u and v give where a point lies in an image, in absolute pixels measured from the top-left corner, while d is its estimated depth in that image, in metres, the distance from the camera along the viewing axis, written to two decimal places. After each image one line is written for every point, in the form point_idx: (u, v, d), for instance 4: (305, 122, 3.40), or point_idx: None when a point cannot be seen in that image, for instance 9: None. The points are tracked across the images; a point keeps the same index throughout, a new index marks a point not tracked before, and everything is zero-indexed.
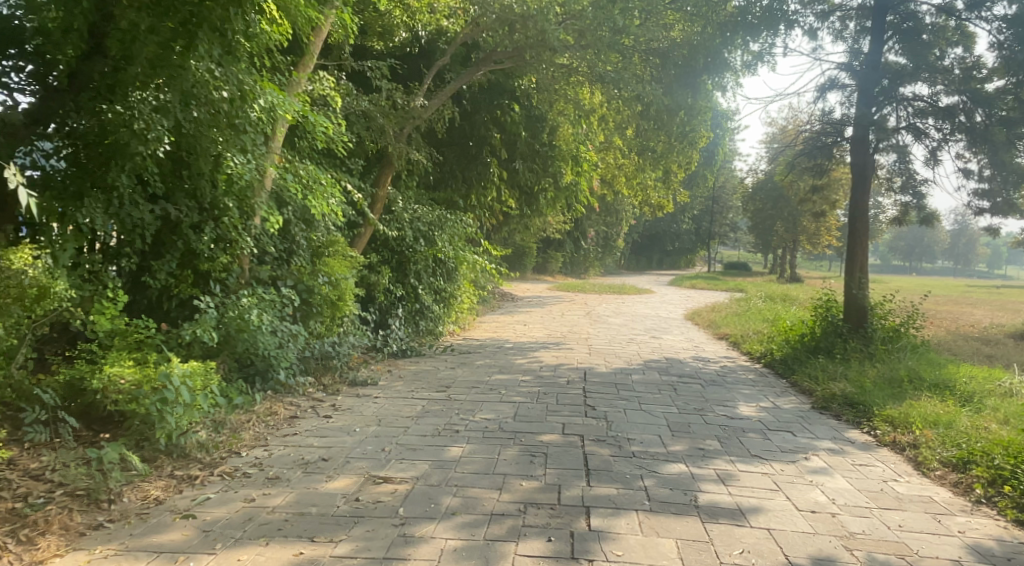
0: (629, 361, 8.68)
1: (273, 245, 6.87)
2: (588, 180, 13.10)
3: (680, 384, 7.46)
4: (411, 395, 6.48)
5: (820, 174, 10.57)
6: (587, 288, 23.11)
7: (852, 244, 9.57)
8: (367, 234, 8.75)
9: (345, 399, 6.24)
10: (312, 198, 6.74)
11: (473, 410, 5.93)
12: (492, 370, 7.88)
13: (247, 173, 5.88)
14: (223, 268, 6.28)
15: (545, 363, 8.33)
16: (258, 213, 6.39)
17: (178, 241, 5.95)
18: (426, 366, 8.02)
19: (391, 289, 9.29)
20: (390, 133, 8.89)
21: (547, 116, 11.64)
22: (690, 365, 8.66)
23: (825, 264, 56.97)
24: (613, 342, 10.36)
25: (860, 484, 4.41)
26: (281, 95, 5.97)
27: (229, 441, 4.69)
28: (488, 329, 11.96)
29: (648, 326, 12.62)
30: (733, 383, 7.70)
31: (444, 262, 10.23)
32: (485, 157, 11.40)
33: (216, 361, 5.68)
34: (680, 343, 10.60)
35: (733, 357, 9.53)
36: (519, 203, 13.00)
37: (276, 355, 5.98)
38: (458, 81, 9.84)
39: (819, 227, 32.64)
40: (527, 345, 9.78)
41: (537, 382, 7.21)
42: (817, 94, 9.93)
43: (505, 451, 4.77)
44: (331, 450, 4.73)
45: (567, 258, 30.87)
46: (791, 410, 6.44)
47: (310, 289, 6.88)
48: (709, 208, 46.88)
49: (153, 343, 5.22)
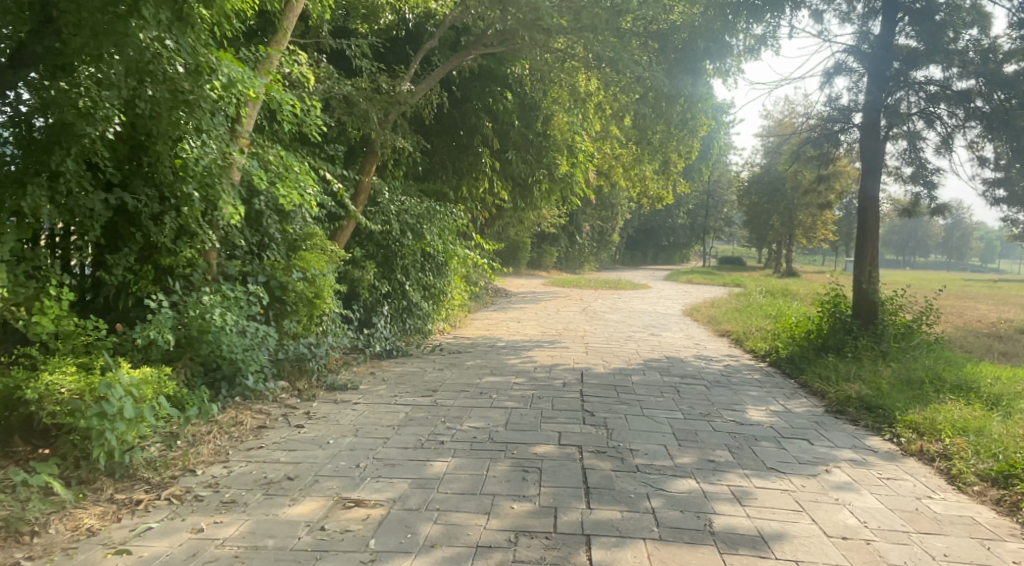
0: (628, 360, 8.20)
1: (242, 237, 6.35)
2: (583, 171, 12.58)
3: (683, 385, 6.98)
4: (393, 401, 5.97)
5: (826, 163, 10.12)
6: (582, 283, 22.60)
7: (862, 236, 9.05)
8: (350, 227, 8.19)
9: (321, 406, 5.73)
10: (281, 185, 6.19)
11: (460, 417, 5.43)
12: (483, 371, 7.37)
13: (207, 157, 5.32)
14: (187, 263, 5.79)
15: (539, 363, 7.84)
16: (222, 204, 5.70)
17: (135, 233, 5.43)
18: (413, 367, 7.52)
19: (377, 285, 8.76)
20: (374, 120, 8.34)
21: (541, 104, 11.24)
22: (692, 365, 8.18)
23: (820, 258, 56.67)
24: (611, 340, 9.87)
25: (891, 502, 3.94)
26: (240, 68, 5.34)
27: (182, 458, 4.18)
28: (480, 326, 11.45)
29: (646, 323, 12.13)
30: (739, 384, 7.22)
31: (433, 257, 9.71)
32: (477, 147, 10.80)
33: (176, 365, 5.17)
34: (680, 340, 10.12)
35: (736, 356, 9.05)
36: (513, 195, 12.42)
37: (244, 358, 5.44)
38: (447, 65, 9.28)
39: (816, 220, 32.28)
40: (521, 344, 9.28)
41: (530, 385, 6.71)
42: (823, 79, 9.43)
43: (494, 465, 4.28)
44: (299, 466, 4.23)
45: (562, 253, 30.34)
46: (805, 414, 5.97)
47: (283, 286, 6.34)
48: (704, 202, 46.41)
49: (103, 346, 4.71)
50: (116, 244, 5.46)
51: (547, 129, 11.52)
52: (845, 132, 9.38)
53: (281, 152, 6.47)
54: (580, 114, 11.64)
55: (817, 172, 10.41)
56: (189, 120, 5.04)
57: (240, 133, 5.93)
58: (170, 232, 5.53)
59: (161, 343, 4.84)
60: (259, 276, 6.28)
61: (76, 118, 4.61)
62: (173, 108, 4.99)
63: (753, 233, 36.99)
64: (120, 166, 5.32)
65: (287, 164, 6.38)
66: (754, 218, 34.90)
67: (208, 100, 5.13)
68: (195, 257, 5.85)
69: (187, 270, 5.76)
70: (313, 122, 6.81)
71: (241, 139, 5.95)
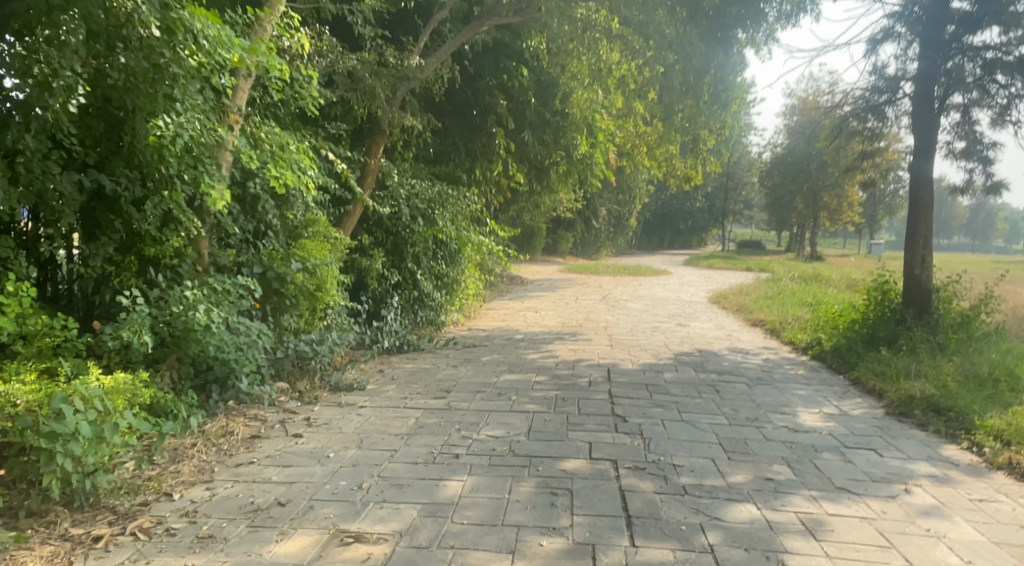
0: (658, 355, 7.55)
1: (235, 223, 5.76)
2: (604, 152, 11.88)
3: (721, 383, 6.33)
4: (404, 404, 5.39)
5: (870, 139, 9.37)
6: (599, 270, 21.81)
7: (913, 219, 8.27)
8: (357, 214, 7.56)
9: (323, 411, 5.16)
10: (273, 166, 5.58)
11: (477, 424, 4.83)
12: (501, 368, 6.77)
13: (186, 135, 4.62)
14: (174, 252, 5.21)
15: (562, 359, 7.22)
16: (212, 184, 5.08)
17: (115, 220, 4.86)
18: (425, 364, 6.93)
19: (386, 275, 8.18)
20: (381, 96, 7.73)
21: (559, 80, 10.50)
22: (729, 360, 7.51)
23: (842, 241, 55.34)
24: (636, 331, 9.24)
25: (993, 533, 3.30)
26: (215, 24, 4.56)
27: (158, 479, 3.62)
28: (496, 316, 10.84)
29: (672, 312, 11.46)
30: (783, 382, 6.55)
31: (445, 244, 9.13)
32: (491, 127, 10.09)
33: (160, 368, 4.60)
34: (711, 332, 9.44)
35: (774, 349, 8.37)
36: (529, 178, 11.72)
37: (237, 358, 4.84)
38: (460, 37, 8.60)
39: (841, 201, 31.22)
40: (541, 336, 8.67)
41: (553, 384, 6.09)
42: (869, 46, 8.67)
43: (518, 487, 3.68)
44: (292, 488, 3.64)
45: (579, 238, 29.66)
46: (864, 418, 5.32)
47: (281, 278, 5.65)
48: (723, 185, 45.26)
49: (73, 349, 4.16)
50: (94, 233, 4.89)
51: (566, 106, 10.73)
52: (892, 103, 8.78)
53: (275, 128, 5.87)
54: (601, 91, 10.98)
55: (859, 148, 9.66)
56: (167, 90, 4.43)
57: (230, 107, 5.31)
58: (154, 218, 4.94)
59: (137, 345, 4.21)
60: (256, 265, 5.66)
61: (34, 88, 4.05)
62: (150, 77, 4.40)
63: (774, 216, 36.01)
64: (97, 145, 4.75)
65: (285, 142, 5.77)
66: (776, 201, 33.87)
67: (188, 68, 4.53)
68: (183, 247, 5.26)
69: (174, 260, 5.18)
70: (310, 95, 6.18)
71: (230, 114, 5.34)
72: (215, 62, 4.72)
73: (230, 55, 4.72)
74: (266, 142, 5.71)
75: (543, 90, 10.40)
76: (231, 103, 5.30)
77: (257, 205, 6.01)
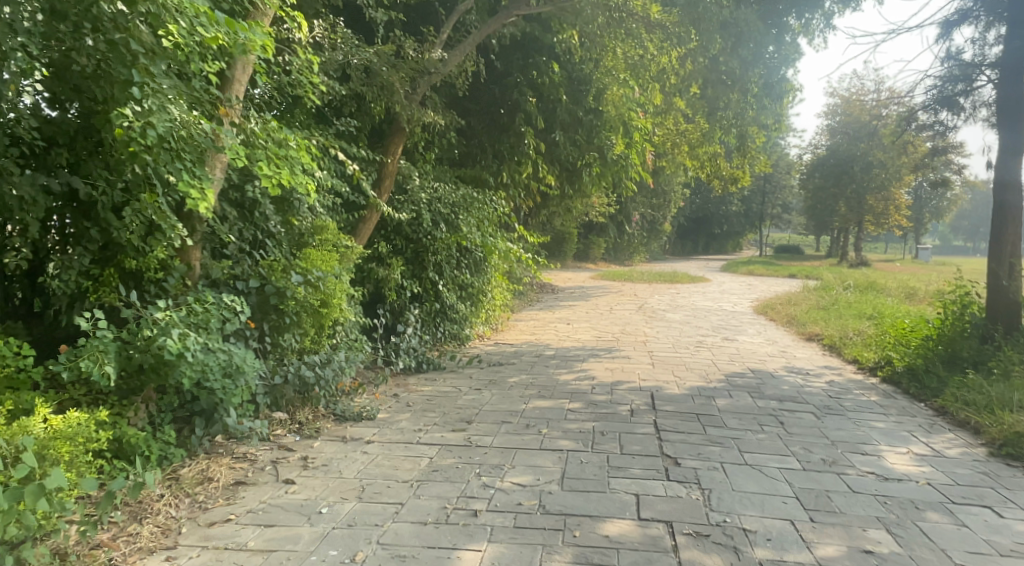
0: (706, 377, 6.73)
1: (231, 230, 5.12)
2: (641, 153, 11.03)
3: (785, 414, 5.49)
4: (418, 438, 4.68)
5: (945, 134, 8.34)
6: (634, 276, 20.91)
7: (999, 224, 7.24)
8: (374, 220, 6.90)
9: (325, 446, 4.49)
10: (267, 164, 4.83)
11: (501, 467, 4.09)
12: (529, 392, 6.03)
13: (160, 125, 3.82)
14: (159, 264, 4.54)
15: (599, 381, 6.44)
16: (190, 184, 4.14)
17: (90, 228, 4.22)
18: (445, 386, 6.22)
19: (405, 286, 7.51)
20: (399, 91, 7.07)
21: (592, 77, 9.70)
22: (788, 384, 6.65)
23: (885, 245, 53.37)
24: (679, 346, 8.42)
25: None
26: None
27: (107, 549, 2.96)
28: (526, 329, 10.09)
29: (716, 324, 10.61)
30: (856, 413, 5.67)
31: (470, 251, 8.47)
32: (520, 126, 9.34)
33: (135, 403, 3.94)
34: (762, 348, 8.56)
35: (837, 369, 7.47)
36: (560, 181, 10.90)
37: (223, 388, 4.14)
38: (487, 28, 7.89)
39: (888, 204, 29.75)
40: (574, 353, 7.90)
41: (590, 413, 5.31)
42: (942, 29, 7.74)
43: (549, 561, 2.94)
44: (270, 560, 2.95)
45: (610, 243, 28.75)
46: (965, 462, 4.46)
47: (281, 293, 4.96)
48: (760, 188, 43.82)
49: (30, 381, 3.49)
50: (67, 242, 4.28)
51: (599, 104, 9.94)
52: (968, 94, 7.89)
53: (274, 123, 5.21)
54: (637, 87, 10.19)
55: (927, 146, 8.62)
56: (137, 73, 3.75)
57: (220, 98, 4.63)
58: (137, 225, 4.25)
59: (99, 379, 3.51)
60: (252, 278, 4.97)
61: None
62: (120, 57, 3.77)
63: (815, 220, 34.60)
64: (71, 144, 4.15)
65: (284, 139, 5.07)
66: (817, 204, 32.49)
67: (154, 46, 3.83)
68: (171, 259, 4.60)
69: (160, 274, 4.50)
70: (312, 86, 5.52)
71: (229, 112, 4.78)
72: (194, 43, 4.03)
73: (212, 33, 3.97)
74: (262, 138, 4.99)
75: (576, 87, 9.64)
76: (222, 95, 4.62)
77: (257, 211, 5.36)
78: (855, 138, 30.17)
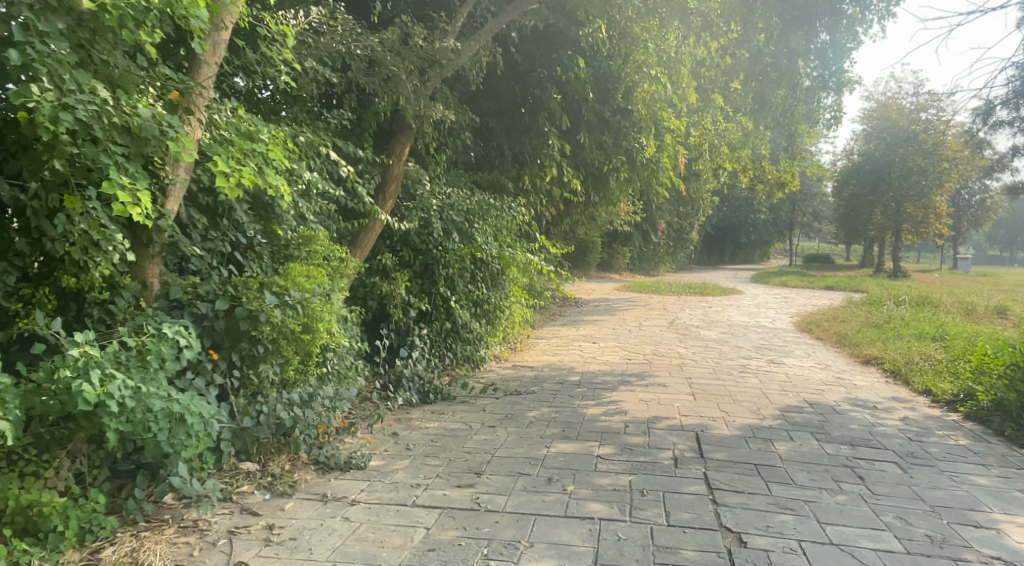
0: (759, 412, 5.78)
1: (196, 241, 4.31)
2: (673, 157, 10.11)
3: (862, 466, 4.52)
4: (415, 496, 3.81)
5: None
6: (661, 287, 19.93)
7: None
8: (377, 229, 6.08)
9: (300, 508, 3.64)
10: (226, 160, 3.85)
11: (516, 544, 3.21)
12: (553, 431, 5.13)
13: (65, 104, 2.89)
14: (103, 282, 3.69)
15: (633, 417, 5.51)
16: (120, 183, 3.16)
17: (16, 238, 3.34)
18: (454, 423, 5.33)
19: (412, 303, 6.69)
20: (405, 83, 6.23)
21: (620, 73, 8.67)
22: (856, 423, 5.66)
23: (918, 254, 51.72)
24: (722, 372, 7.46)
25: None
26: None
27: None
28: (547, 348, 9.21)
29: (758, 343, 9.63)
30: (948, 464, 4.69)
31: (485, 263, 7.64)
32: (542, 126, 8.50)
33: (57, 458, 3.11)
34: (815, 374, 7.57)
35: (908, 402, 6.48)
36: (585, 187, 9.98)
37: (171, 439, 3.29)
38: (505, 15, 7.00)
39: (928, 213, 28.21)
40: (602, 380, 6.98)
41: (625, 463, 4.39)
42: None
43: None
44: None
45: (635, 252, 27.77)
46: None
47: (254, 317, 4.08)
48: (790, 197, 42.51)
49: None
50: None
51: (629, 103, 8.90)
52: None
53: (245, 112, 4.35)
54: (669, 85, 9.21)
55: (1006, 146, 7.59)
56: (20, 32, 2.84)
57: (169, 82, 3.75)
58: (76, 235, 3.34)
59: None
60: (220, 298, 4.14)
61: None
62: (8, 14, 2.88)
63: (848, 229, 33.27)
64: None
65: (258, 130, 4.22)
66: (852, 212, 31.20)
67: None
68: (121, 276, 3.80)
69: (106, 295, 3.69)
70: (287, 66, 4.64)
71: (202, 99, 3.96)
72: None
73: None
74: (223, 130, 4.12)
75: (602, 86, 8.72)
76: (172, 78, 3.75)
77: (228, 217, 4.54)
78: (893, 144, 28.82)
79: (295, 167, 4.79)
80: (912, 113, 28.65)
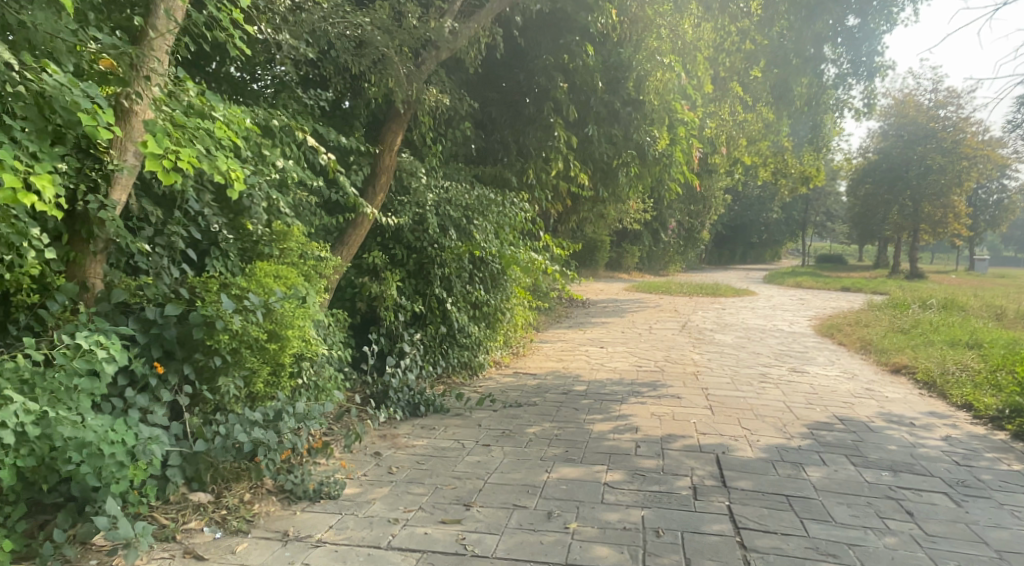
0: (785, 430, 5.19)
1: (149, 235, 3.77)
2: (687, 151, 9.49)
3: (909, 499, 3.93)
4: (392, 536, 3.25)
5: None
6: (672, 288, 19.32)
7: None
8: (366, 225, 5.57)
9: (255, 550, 3.10)
10: (157, 134, 3.05)
11: None
12: (554, 452, 4.57)
13: None
14: (33, 281, 3.18)
15: (645, 436, 4.94)
16: (26, 162, 2.62)
17: None
18: (444, 441, 4.78)
19: (405, 305, 6.17)
20: (395, 64, 5.67)
21: (632, 61, 8.05)
22: (894, 443, 5.05)
23: (933, 255, 50.80)
24: (741, 382, 6.87)
25: None
26: None
27: None
28: (552, 353, 8.66)
29: (777, 349, 9.03)
30: (1006, 495, 4.09)
31: (484, 263, 7.11)
32: (548, 117, 7.89)
33: None
34: (842, 385, 6.97)
35: (948, 419, 5.86)
36: (594, 182, 9.41)
37: (97, 471, 2.76)
38: None
39: (946, 212, 27.71)
40: (610, 391, 6.41)
41: (636, 493, 3.82)
42: None
43: None
44: None
45: (645, 251, 27.22)
46: None
47: (210, 325, 3.53)
48: (803, 196, 41.69)
49: None
50: None
51: (641, 95, 8.25)
52: None
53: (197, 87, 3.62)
54: (682, 73, 8.65)
55: None
56: None
57: (101, 48, 3.20)
58: None
59: None
60: (172, 302, 3.59)
61: None
62: None
63: (863, 229, 32.50)
64: None
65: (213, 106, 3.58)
66: (867, 212, 30.43)
67: None
68: (54, 276, 3.27)
69: (36, 298, 3.14)
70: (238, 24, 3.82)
71: (145, 67, 3.32)
72: None
73: None
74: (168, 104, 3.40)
75: (611, 75, 8.14)
76: (103, 42, 3.15)
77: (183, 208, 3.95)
78: (911, 142, 27.97)
79: (264, 153, 4.27)
80: (930, 110, 27.84)
